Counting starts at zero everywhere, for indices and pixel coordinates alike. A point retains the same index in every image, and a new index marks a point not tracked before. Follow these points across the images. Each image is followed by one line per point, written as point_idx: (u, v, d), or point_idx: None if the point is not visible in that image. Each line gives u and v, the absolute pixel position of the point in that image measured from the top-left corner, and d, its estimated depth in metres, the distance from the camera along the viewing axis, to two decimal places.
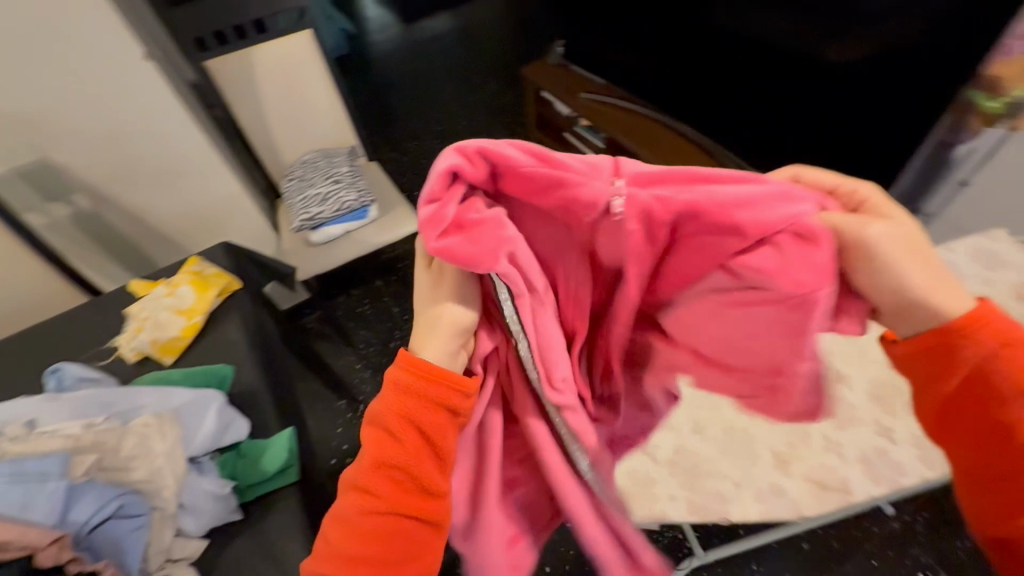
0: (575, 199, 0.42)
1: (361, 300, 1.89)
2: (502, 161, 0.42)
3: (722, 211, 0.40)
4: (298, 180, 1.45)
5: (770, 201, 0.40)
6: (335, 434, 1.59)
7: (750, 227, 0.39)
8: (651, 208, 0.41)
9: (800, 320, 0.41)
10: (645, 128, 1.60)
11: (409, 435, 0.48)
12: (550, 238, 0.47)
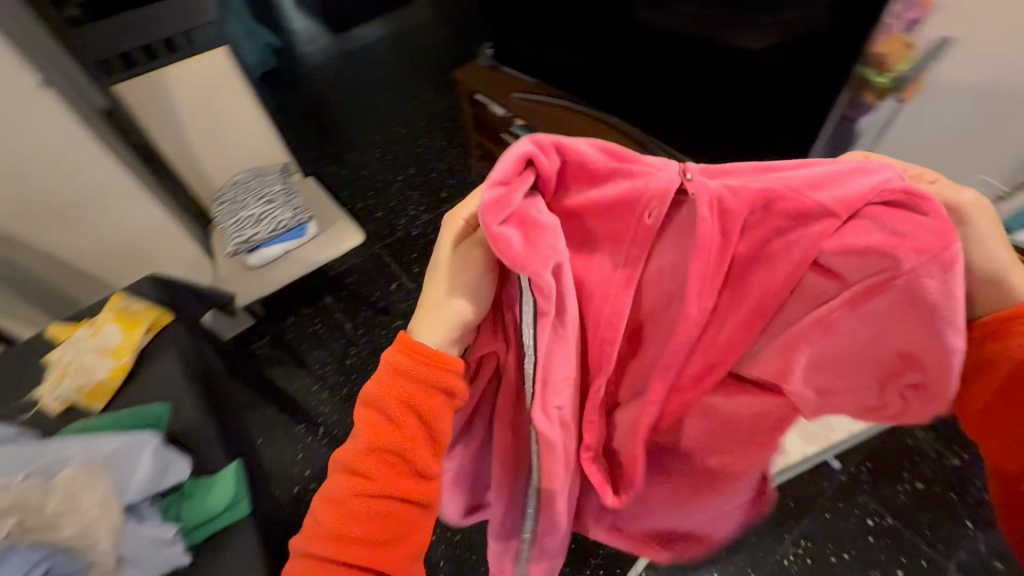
0: (647, 188, 0.47)
1: (312, 319, 1.84)
2: (574, 156, 0.48)
3: (802, 191, 0.45)
4: (230, 203, 1.39)
5: (848, 178, 0.45)
6: (296, 460, 1.54)
7: (834, 204, 0.45)
8: (725, 196, 0.46)
9: (903, 285, 0.45)
10: (579, 123, 1.62)
11: (408, 421, 0.52)
12: (607, 242, 0.51)
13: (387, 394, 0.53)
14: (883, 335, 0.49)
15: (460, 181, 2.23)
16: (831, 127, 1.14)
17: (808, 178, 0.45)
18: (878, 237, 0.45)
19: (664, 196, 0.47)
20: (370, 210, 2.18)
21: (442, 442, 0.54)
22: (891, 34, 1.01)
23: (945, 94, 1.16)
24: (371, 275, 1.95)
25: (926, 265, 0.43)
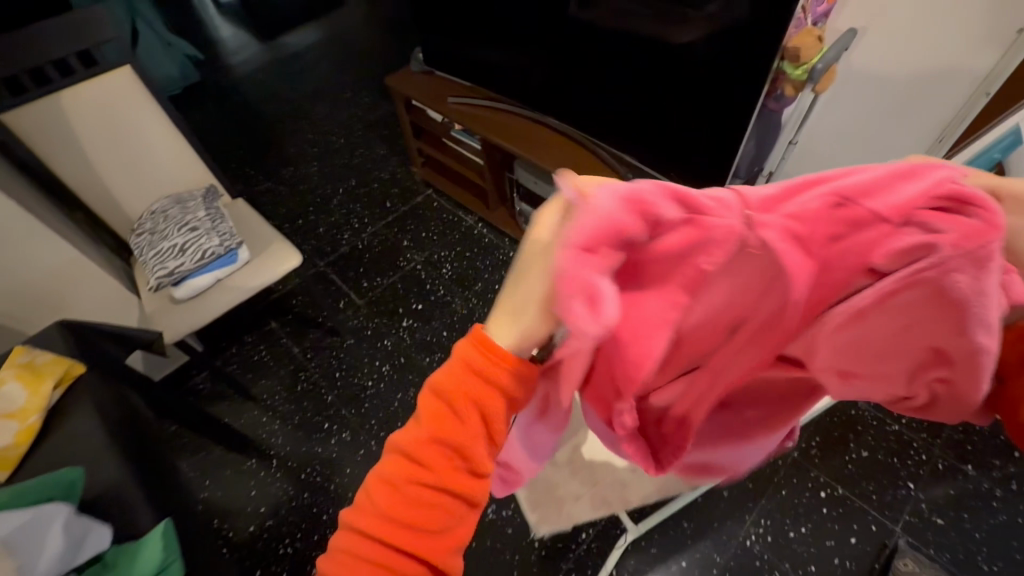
0: (704, 235, 0.38)
1: (257, 347, 1.75)
2: (648, 207, 0.37)
3: (854, 204, 0.37)
4: (149, 234, 1.29)
5: (894, 182, 0.37)
6: (250, 497, 1.46)
7: (888, 212, 0.36)
8: (791, 229, 0.37)
9: (956, 294, 0.37)
10: (516, 127, 1.61)
11: (470, 412, 0.41)
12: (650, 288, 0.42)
13: (455, 382, 0.42)
14: (925, 332, 0.40)
15: (404, 190, 2.18)
16: (754, 121, 1.17)
17: (858, 185, 0.37)
18: (933, 238, 0.36)
19: (727, 243, 0.38)
20: (312, 226, 2.10)
21: (502, 436, 0.44)
22: (803, 28, 1.02)
23: (857, 78, 1.23)
24: (317, 294, 1.88)
25: (957, 261, 0.35)
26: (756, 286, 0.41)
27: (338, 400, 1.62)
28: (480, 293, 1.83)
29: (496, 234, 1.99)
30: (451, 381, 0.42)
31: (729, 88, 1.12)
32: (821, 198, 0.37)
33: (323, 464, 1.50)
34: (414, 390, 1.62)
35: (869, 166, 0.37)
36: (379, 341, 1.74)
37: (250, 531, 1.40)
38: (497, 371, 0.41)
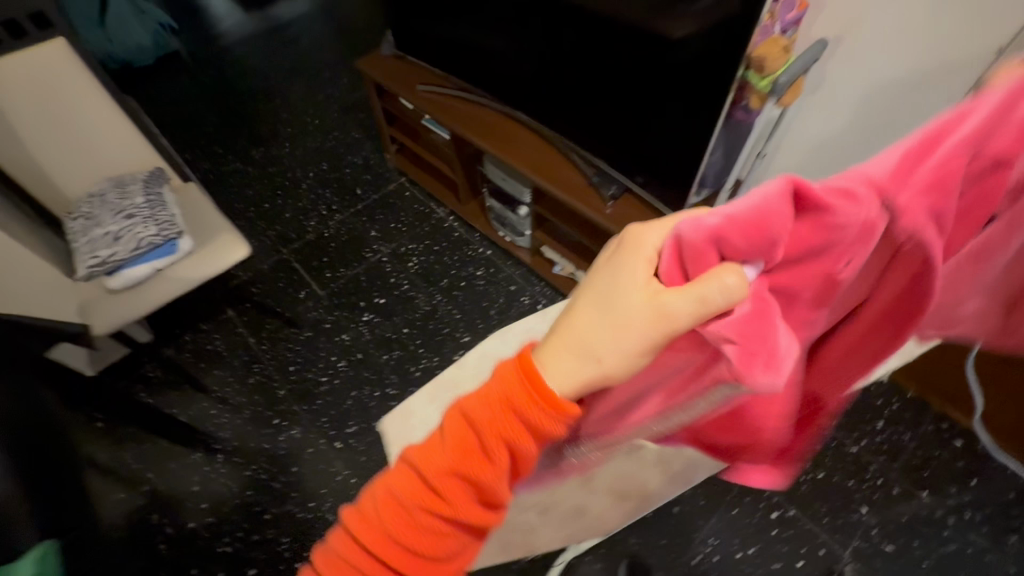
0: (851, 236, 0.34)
1: (211, 334, 1.68)
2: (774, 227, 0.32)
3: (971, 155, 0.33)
4: (85, 219, 1.23)
5: (994, 116, 0.32)
6: (192, 492, 1.42)
7: (1002, 149, 0.33)
8: (927, 203, 0.33)
9: None
10: (485, 120, 1.53)
11: (501, 455, 0.41)
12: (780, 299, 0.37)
13: (488, 414, 0.41)
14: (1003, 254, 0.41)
15: (376, 177, 2.10)
16: (719, 129, 1.11)
17: (973, 132, 0.32)
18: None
19: (868, 237, 0.34)
20: (278, 211, 2.02)
21: (523, 472, 0.44)
22: (770, 37, 0.96)
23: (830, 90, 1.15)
24: (278, 283, 1.81)
25: None
26: (880, 267, 0.38)
27: (290, 395, 1.57)
28: (445, 290, 1.78)
29: (467, 229, 1.92)
30: (483, 410, 0.41)
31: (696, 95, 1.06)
32: (945, 158, 0.32)
33: (270, 462, 1.46)
34: (369, 389, 1.58)
35: (979, 107, 0.32)
36: (337, 336, 1.69)
37: (189, 528, 1.37)
38: (538, 408, 0.40)
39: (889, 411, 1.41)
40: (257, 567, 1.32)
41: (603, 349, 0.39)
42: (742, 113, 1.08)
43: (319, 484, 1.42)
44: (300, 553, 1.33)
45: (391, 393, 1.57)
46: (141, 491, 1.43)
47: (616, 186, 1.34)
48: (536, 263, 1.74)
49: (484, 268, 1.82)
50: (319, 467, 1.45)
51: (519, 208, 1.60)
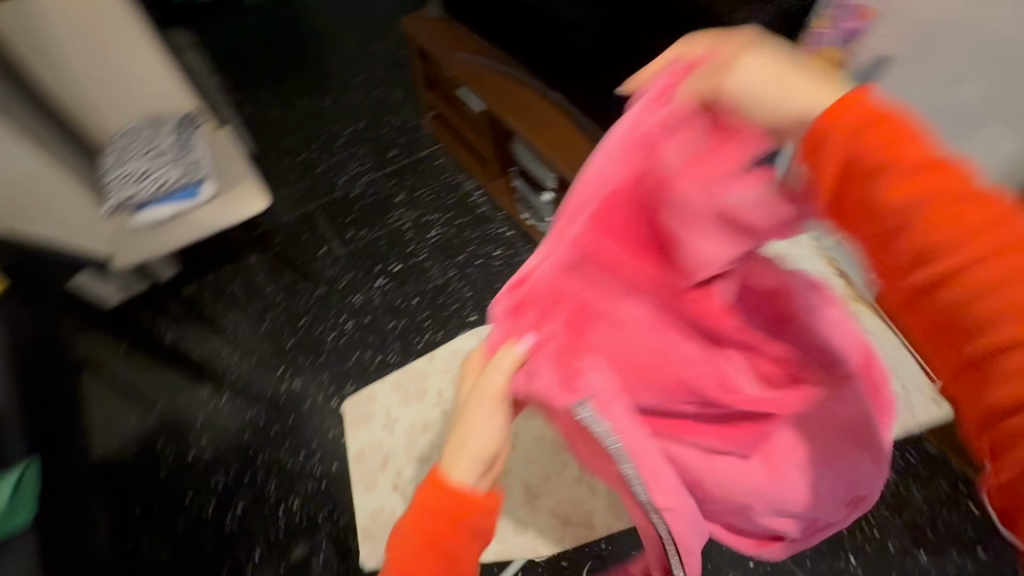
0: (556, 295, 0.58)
1: (232, 277, 1.74)
2: (513, 314, 0.58)
3: (596, 194, 0.53)
4: (119, 154, 1.27)
5: (610, 167, 0.52)
6: (196, 424, 1.50)
7: (601, 181, 0.53)
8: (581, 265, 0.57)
9: (743, 147, 0.48)
10: (522, 96, 1.46)
11: (435, 550, 0.55)
12: (580, 322, 0.59)
13: (418, 526, 0.56)
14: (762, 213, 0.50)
15: (411, 141, 2.07)
16: None
17: (574, 205, 0.54)
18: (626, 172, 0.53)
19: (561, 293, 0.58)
20: (311, 164, 2.03)
21: (461, 567, 0.56)
22: None
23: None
24: (300, 235, 1.84)
25: (661, 135, 0.50)
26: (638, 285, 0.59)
27: (297, 347, 1.62)
28: (460, 265, 1.77)
29: (492, 206, 1.88)
30: (416, 523, 0.56)
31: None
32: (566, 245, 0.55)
33: (269, 407, 1.52)
34: (371, 353, 1.61)
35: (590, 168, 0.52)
36: (349, 296, 1.71)
37: (190, 457, 1.46)
38: (449, 502, 0.55)
39: (902, 462, 1.31)
40: (244, 503, 1.40)
41: (473, 435, 0.56)
42: None
43: (311, 436, 1.48)
44: (285, 498, 1.40)
45: (391, 359, 1.60)
46: (150, 416, 1.52)
47: None
48: None
49: (502, 249, 1.79)
50: (314, 420, 1.50)
51: (543, 193, 1.55)
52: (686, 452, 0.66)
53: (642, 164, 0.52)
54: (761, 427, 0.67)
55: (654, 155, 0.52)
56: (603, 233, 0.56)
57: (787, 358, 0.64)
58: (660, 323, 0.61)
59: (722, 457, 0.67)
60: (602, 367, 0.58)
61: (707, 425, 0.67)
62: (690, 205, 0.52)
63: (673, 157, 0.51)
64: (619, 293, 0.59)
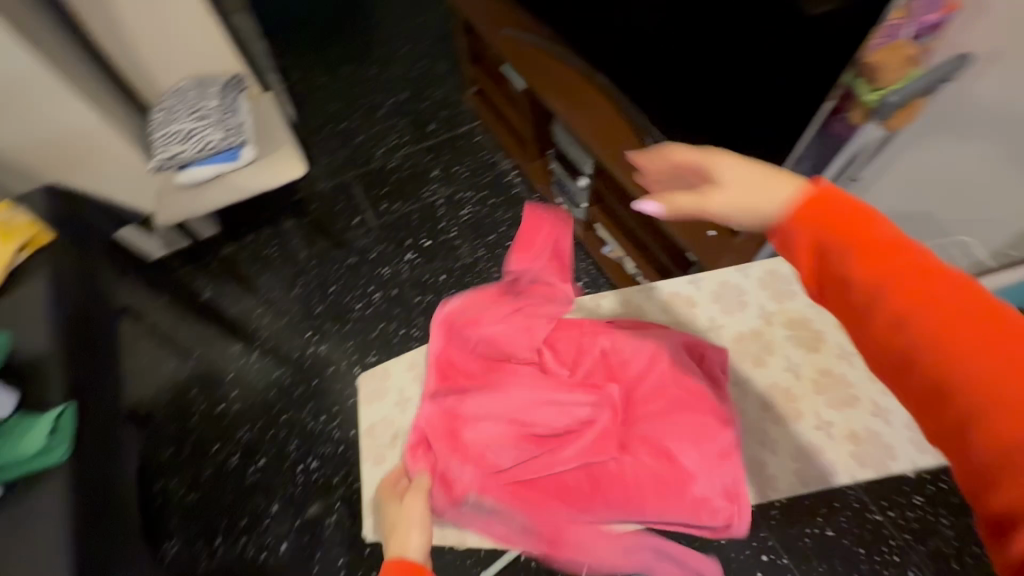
0: (435, 428, 0.81)
1: (269, 241, 1.79)
2: (420, 455, 0.80)
3: (435, 365, 0.87)
4: (167, 113, 1.30)
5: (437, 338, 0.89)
6: (226, 378, 1.57)
7: (438, 360, 0.87)
8: (444, 406, 0.83)
9: (490, 301, 0.91)
10: (564, 77, 1.42)
11: None
12: (455, 431, 0.81)
13: None
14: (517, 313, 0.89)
15: (451, 116, 2.06)
16: (809, 140, 0.94)
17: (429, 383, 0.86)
18: (444, 332, 0.89)
19: (434, 424, 0.81)
20: (351, 133, 2.04)
21: None
22: (894, 41, 0.78)
23: (969, 111, 0.85)
24: (336, 203, 1.87)
25: (454, 320, 0.90)
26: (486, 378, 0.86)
27: (325, 313, 1.66)
28: (490, 245, 1.76)
29: (527, 187, 1.86)
30: None
31: (786, 98, 0.91)
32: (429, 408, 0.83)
33: (295, 369, 1.57)
34: (396, 325, 1.64)
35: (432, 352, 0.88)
36: (378, 268, 1.74)
37: (218, 409, 1.52)
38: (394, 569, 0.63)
39: (933, 489, 1.24)
40: (267, 458, 1.45)
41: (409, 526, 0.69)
42: (841, 125, 0.92)
43: (334, 400, 1.52)
44: (305, 457, 1.44)
45: (415, 333, 1.62)
46: (185, 365, 1.59)
47: None
48: (587, 239, 1.66)
49: None
50: (337, 385, 1.54)
51: (580, 178, 1.51)
52: (566, 475, 0.79)
53: (453, 328, 0.89)
54: (607, 435, 0.80)
55: (461, 325, 0.89)
56: (447, 370, 0.86)
57: (609, 371, 0.85)
58: (499, 392, 0.83)
59: (594, 469, 0.79)
60: (472, 461, 0.79)
61: (570, 452, 0.79)
62: (476, 332, 0.88)
63: (469, 318, 0.90)
64: (468, 400, 0.83)
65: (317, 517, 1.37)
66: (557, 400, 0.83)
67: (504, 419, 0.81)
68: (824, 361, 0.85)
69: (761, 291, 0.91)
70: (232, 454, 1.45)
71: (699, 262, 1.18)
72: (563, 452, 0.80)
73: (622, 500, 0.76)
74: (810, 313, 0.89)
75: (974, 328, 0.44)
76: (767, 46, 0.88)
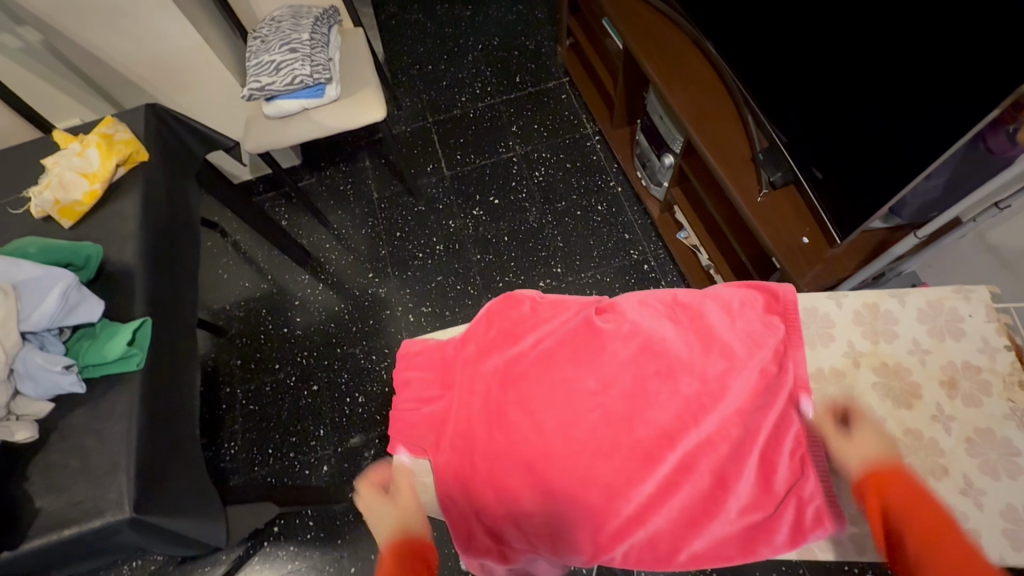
0: (468, 429, 0.79)
1: (346, 178, 1.83)
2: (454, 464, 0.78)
3: (470, 363, 0.83)
4: (260, 41, 1.31)
5: (472, 333, 0.85)
6: (292, 304, 1.66)
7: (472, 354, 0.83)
8: (473, 407, 0.80)
9: (535, 298, 0.87)
10: (672, 46, 1.28)
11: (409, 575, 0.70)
12: (486, 428, 0.78)
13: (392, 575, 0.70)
14: (560, 309, 0.85)
15: (541, 68, 1.96)
16: (951, 153, 0.78)
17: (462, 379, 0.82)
18: (480, 328, 0.85)
19: (466, 425, 0.79)
20: (438, 76, 1.99)
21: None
22: None
23: None
24: (414, 147, 1.86)
25: (489, 317, 0.86)
26: (519, 378, 0.79)
27: (389, 257, 1.70)
28: (559, 213, 1.70)
29: (608, 155, 1.77)
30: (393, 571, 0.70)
31: (933, 97, 0.76)
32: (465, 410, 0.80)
33: (354, 305, 1.64)
34: (453, 280, 1.64)
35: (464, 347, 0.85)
36: (444, 220, 1.73)
37: (282, 332, 1.62)
38: (413, 550, 0.74)
39: None
40: (319, 385, 1.54)
41: (405, 517, 0.80)
42: (1002, 139, 0.73)
43: (386, 342, 1.58)
44: (354, 391, 1.52)
45: (470, 291, 1.62)
46: (260, 285, 1.70)
47: (783, 174, 1.06)
48: (661, 221, 1.56)
49: (606, 205, 1.69)
50: (390, 328, 1.60)
51: (665, 155, 1.39)
52: (611, 481, 0.73)
53: (494, 322, 0.85)
54: (652, 436, 0.74)
55: (503, 321, 0.85)
56: (445, 364, 0.84)
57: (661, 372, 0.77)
58: (543, 385, 0.78)
59: (639, 471, 0.73)
60: (503, 465, 0.75)
61: (613, 444, 0.74)
62: (510, 329, 0.84)
63: (523, 313, 0.85)
64: (502, 400, 0.78)
65: (356, 448, 1.45)
66: (605, 393, 0.76)
67: (540, 416, 0.76)
68: (913, 419, 0.74)
69: (854, 325, 0.81)
70: (290, 374, 1.56)
71: (782, 271, 1.06)
72: (608, 458, 0.73)
73: (684, 510, 0.72)
74: (908, 361, 0.78)
75: (938, 536, 0.54)
76: (921, 31, 0.74)
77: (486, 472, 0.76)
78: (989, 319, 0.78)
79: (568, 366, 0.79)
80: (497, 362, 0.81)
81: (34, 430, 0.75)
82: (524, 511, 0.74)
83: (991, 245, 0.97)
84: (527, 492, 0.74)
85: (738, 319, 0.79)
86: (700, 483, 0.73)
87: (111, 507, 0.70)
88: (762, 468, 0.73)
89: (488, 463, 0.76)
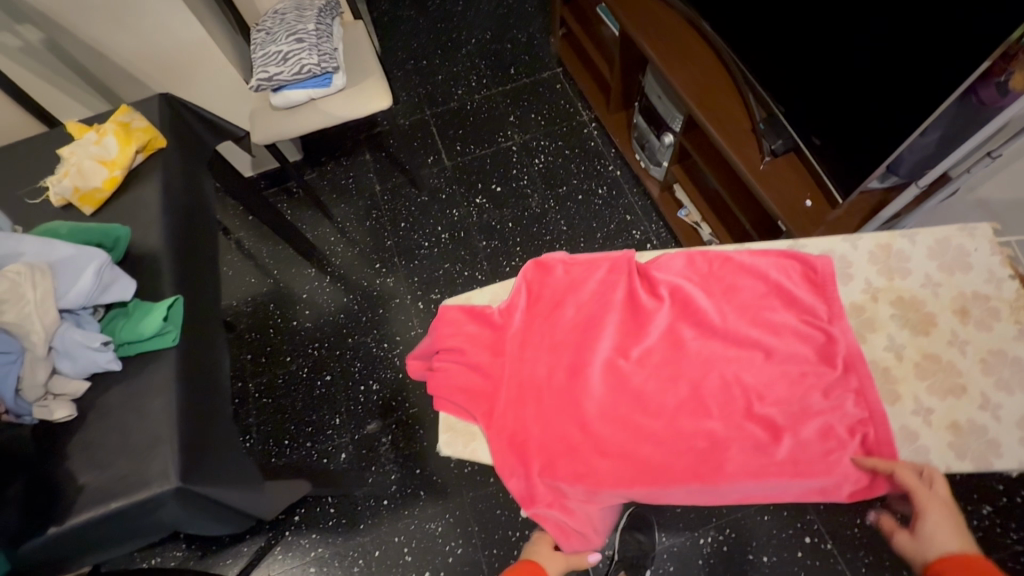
0: (516, 387, 0.81)
1: (347, 172, 1.84)
2: (508, 421, 0.80)
3: (512, 325, 0.84)
4: (265, 34, 1.33)
5: (511, 299, 0.86)
6: (301, 297, 1.66)
7: (514, 317, 0.85)
8: (521, 363, 0.82)
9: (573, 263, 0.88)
10: (672, 28, 1.32)
11: None
12: (533, 383, 0.81)
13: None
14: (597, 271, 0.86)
15: (534, 59, 1.99)
16: (946, 107, 0.83)
17: (505, 341, 0.83)
18: (520, 292, 0.87)
19: (515, 381, 0.81)
20: (433, 71, 2.02)
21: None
22: None
23: None
24: (414, 140, 1.88)
25: (528, 283, 0.87)
26: (564, 336, 0.83)
27: (395, 248, 1.71)
28: (560, 198, 1.73)
29: (605, 141, 1.81)
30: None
31: (941, 65, 0.79)
32: (511, 369, 0.82)
33: (363, 296, 1.65)
34: (461, 267, 1.66)
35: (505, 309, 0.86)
36: (448, 209, 1.76)
37: (292, 324, 1.63)
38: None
39: (1006, 501, 1.18)
40: (332, 374, 1.54)
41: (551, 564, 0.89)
42: (993, 90, 0.79)
43: (397, 330, 1.59)
44: (367, 378, 1.53)
45: (479, 276, 1.64)
46: (266, 281, 1.70)
47: (784, 141, 1.11)
48: (663, 200, 1.61)
49: (607, 188, 1.73)
50: (400, 316, 1.61)
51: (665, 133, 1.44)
52: (660, 429, 0.76)
53: (533, 290, 0.87)
54: (694, 383, 0.78)
55: (541, 287, 0.87)
56: (487, 331, 0.85)
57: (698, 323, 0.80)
58: (586, 344, 0.81)
59: (685, 419, 0.76)
60: (553, 418, 0.78)
61: (656, 393, 0.78)
62: (549, 292, 0.86)
63: (562, 278, 0.87)
64: (548, 358, 0.82)
65: (374, 432, 1.46)
66: (644, 349, 0.80)
67: (586, 373, 0.80)
68: (930, 345, 0.79)
69: (869, 265, 0.85)
70: (302, 366, 1.56)
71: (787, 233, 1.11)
72: (653, 408, 0.77)
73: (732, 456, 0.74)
74: (921, 293, 0.82)
75: None
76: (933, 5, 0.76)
77: (537, 426, 0.78)
78: (993, 253, 0.83)
79: (609, 325, 0.82)
80: (540, 324, 0.84)
81: (72, 408, 0.75)
82: (576, 461, 0.76)
83: (983, 197, 1.02)
84: (581, 443, 0.77)
85: (771, 271, 0.82)
86: (744, 427, 0.75)
87: (157, 478, 0.71)
88: (801, 409, 0.75)
89: (537, 418, 0.79)
